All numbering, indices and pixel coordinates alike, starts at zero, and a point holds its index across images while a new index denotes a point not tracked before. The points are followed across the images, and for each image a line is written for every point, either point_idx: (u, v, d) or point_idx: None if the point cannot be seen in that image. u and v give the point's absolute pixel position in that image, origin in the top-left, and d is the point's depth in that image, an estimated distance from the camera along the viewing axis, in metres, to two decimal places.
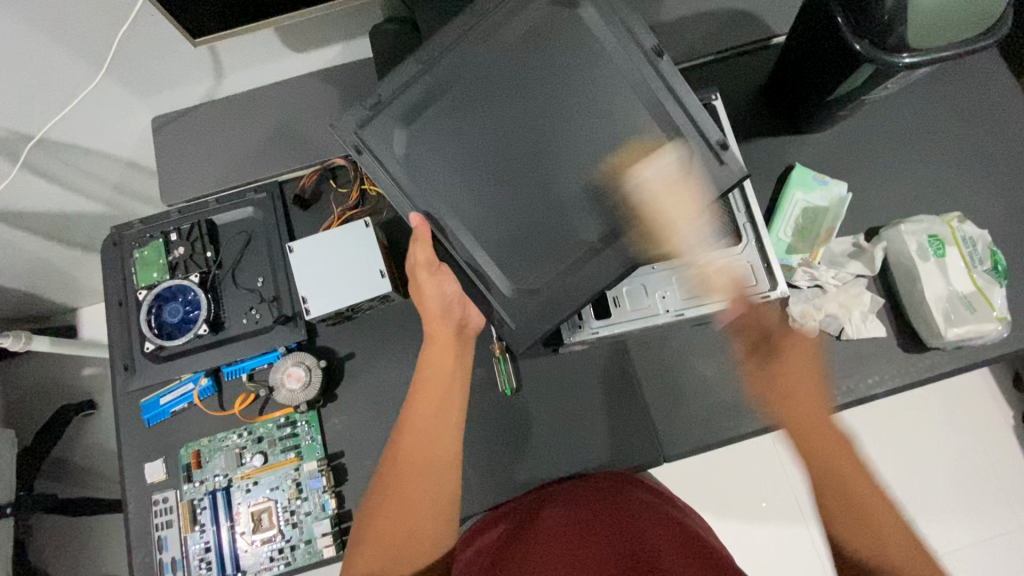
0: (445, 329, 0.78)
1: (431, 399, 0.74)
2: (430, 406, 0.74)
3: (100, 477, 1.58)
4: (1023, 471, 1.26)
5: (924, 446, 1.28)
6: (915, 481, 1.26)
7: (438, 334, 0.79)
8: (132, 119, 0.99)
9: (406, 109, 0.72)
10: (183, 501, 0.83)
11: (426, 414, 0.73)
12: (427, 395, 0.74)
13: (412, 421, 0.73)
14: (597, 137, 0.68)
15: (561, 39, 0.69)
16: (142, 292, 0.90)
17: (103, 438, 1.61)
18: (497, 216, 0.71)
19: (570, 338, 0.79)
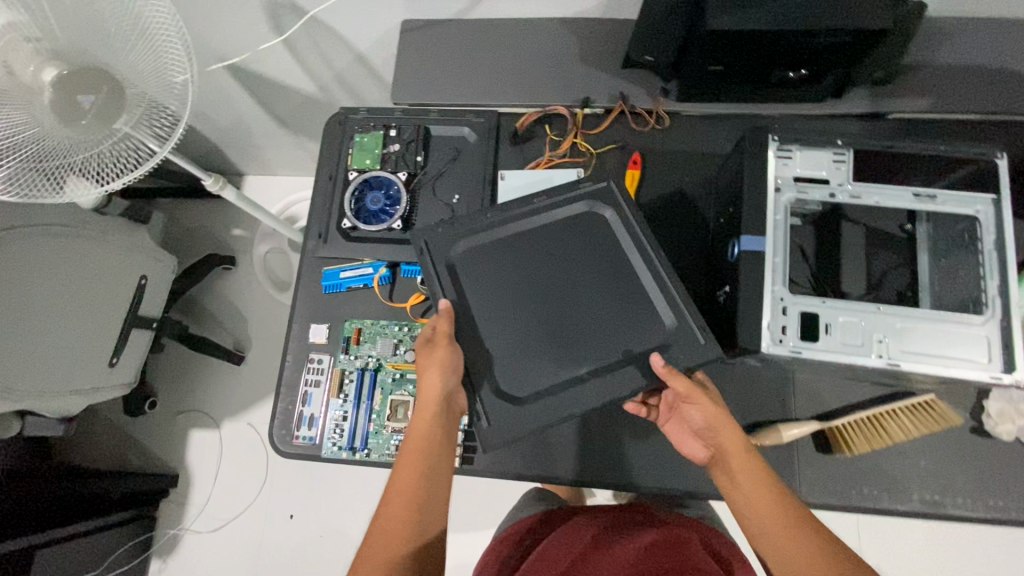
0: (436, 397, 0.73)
1: (410, 461, 0.71)
2: (409, 475, 0.71)
3: (220, 324, 1.75)
4: None
5: None
6: None
7: (424, 401, 0.74)
8: (385, 16, 1.04)
9: (458, 229, 0.81)
10: (336, 369, 0.90)
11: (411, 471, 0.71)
12: (407, 459, 0.72)
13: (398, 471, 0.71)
14: (610, 329, 0.76)
15: (597, 237, 0.81)
16: (353, 173, 0.97)
17: (233, 294, 1.77)
18: (518, 328, 0.76)
19: (767, 350, 0.69)
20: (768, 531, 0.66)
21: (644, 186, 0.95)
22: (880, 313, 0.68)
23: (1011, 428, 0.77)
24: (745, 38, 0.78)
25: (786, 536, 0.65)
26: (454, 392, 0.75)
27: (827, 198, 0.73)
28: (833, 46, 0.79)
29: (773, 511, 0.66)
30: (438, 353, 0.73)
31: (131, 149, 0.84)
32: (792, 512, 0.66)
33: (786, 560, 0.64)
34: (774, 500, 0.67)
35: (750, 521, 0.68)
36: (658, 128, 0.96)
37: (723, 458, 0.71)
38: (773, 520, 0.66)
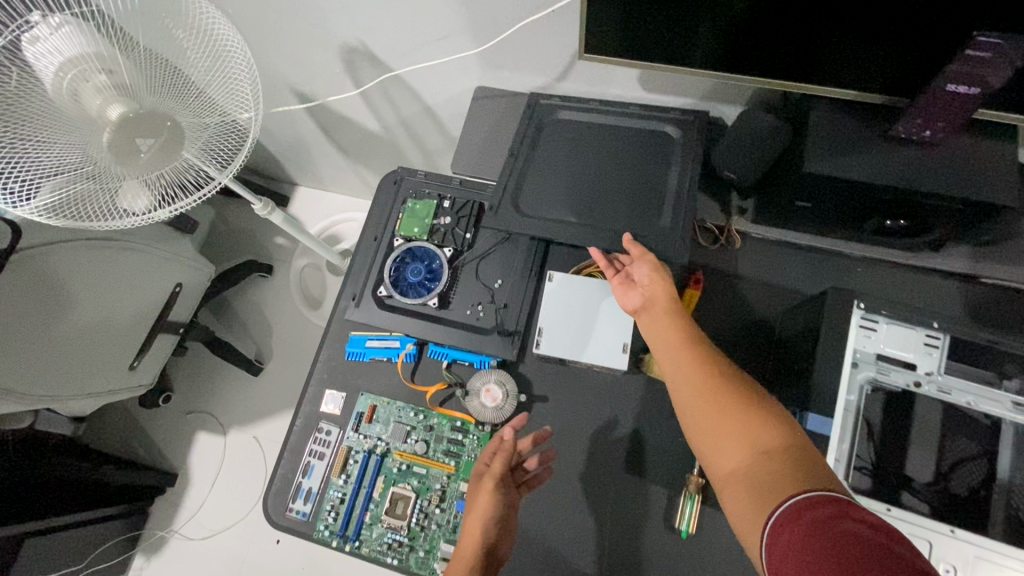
0: (473, 538, 0.72)
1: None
2: None
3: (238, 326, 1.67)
4: None
5: None
6: None
7: (466, 548, 0.72)
8: (461, 78, 1.01)
9: (569, 100, 0.94)
10: (342, 445, 0.86)
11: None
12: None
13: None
14: (611, 206, 0.85)
15: (659, 155, 0.88)
16: (397, 239, 0.94)
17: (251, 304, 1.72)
18: (565, 172, 0.89)
19: None
20: (696, 413, 0.65)
21: (701, 309, 0.87)
22: (950, 538, 0.62)
23: None
24: (841, 187, 0.72)
25: (713, 410, 0.63)
26: (495, 543, 0.74)
27: (911, 385, 0.66)
28: (943, 209, 0.70)
29: (698, 386, 0.65)
30: (484, 497, 0.74)
31: (184, 174, 0.83)
32: (709, 379, 0.65)
33: (707, 432, 0.63)
34: (697, 370, 0.66)
35: (680, 398, 0.67)
36: (726, 247, 0.89)
37: (659, 344, 0.72)
38: (707, 400, 0.64)
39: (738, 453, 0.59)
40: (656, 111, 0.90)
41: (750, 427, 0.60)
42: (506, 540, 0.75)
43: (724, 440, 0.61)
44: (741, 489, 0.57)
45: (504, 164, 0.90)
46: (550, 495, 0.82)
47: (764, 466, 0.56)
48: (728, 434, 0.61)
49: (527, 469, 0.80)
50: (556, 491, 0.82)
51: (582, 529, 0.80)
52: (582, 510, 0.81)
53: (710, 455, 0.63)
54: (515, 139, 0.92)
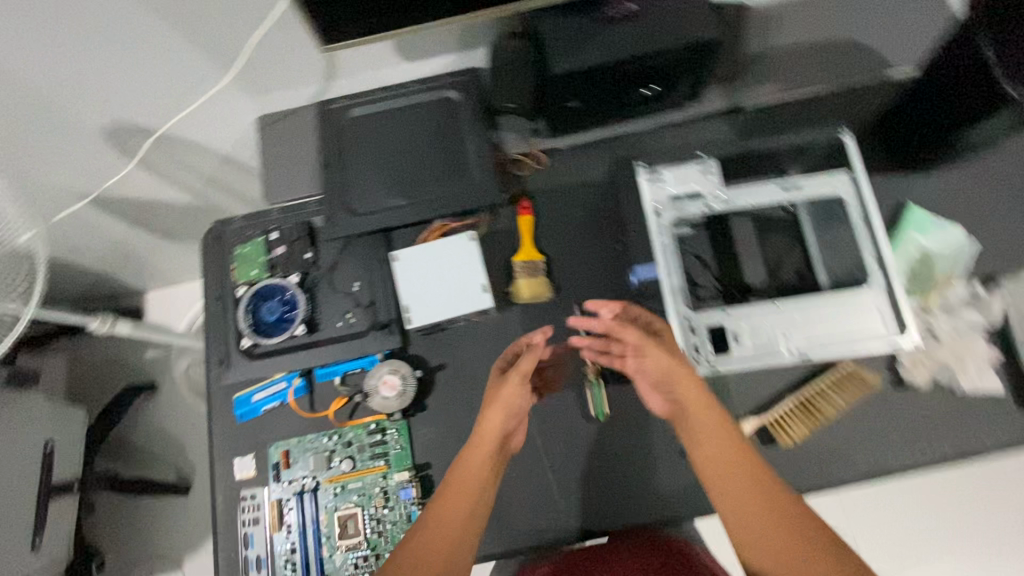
0: (495, 434, 0.75)
1: (466, 494, 0.71)
2: (456, 518, 0.70)
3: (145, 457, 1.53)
4: None
5: None
6: None
7: (486, 440, 0.74)
8: (240, 116, 1.01)
9: (356, 95, 0.99)
10: (271, 500, 0.84)
11: (463, 507, 0.70)
12: (457, 495, 0.70)
13: (447, 507, 0.70)
14: (428, 179, 0.92)
15: (450, 117, 0.96)
16: (241, 288, 0.92)
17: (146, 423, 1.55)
18: (376, 163, 0.94)
19: None
20: (734, 481, 0.67)
21: (541, 229, 0.94)
22: (780, 311, 0.82)
23: (925, 371, 0.81)
24: (589, 74, 0.81)
25: (748, 499, 0.66)
26: (508, 432, 0.78)
27: None
28: (673, 61, 0.82)
29: (732, 459, 0.68)
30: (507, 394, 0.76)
31: None
32: (760, 475, 0.67)
33: (746, 512, 0.65)
34: (730, 443, 0.69)
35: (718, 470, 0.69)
36: (538, 168, 0.96)
37: (668, 379, 0.75)
38: (739, 474, 0.67)
39: (780, 529, 0.64)
40: (433, 80, 0.97)
41: (782, 528, 0.63)
42: (515, 429, 0.80)
43: (771, 528, 0.64)
44: (785, 553, 0.62)
45: (322, 178, 0.94)
46: None
47: (820, 538, 0.63)
48: (765, 518, 0.64)
49: (542, 366, 0.86)
50: None
51: (520, 458, 0.85)
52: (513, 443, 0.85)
53: (744, 542, 0.65)
54: (322, 149, 0.95)
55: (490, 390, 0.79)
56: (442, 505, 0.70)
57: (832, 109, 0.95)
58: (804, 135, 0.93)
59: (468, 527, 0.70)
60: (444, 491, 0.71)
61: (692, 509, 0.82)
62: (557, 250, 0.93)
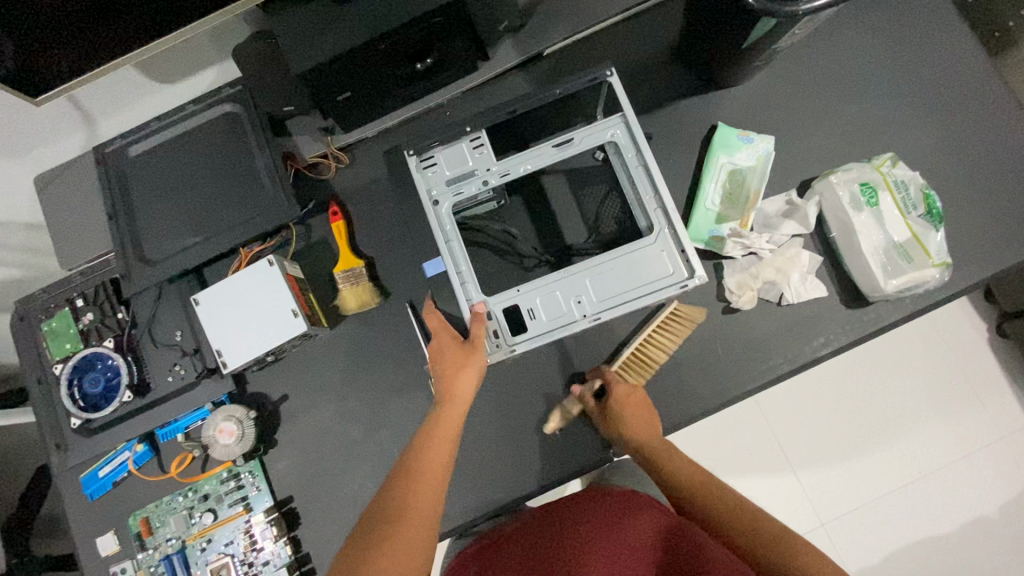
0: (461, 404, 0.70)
1: (443, 455, 0.66)
2: (437, 476, 0.64)
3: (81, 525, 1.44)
4: (1004, 403, 1.26)
5: (903, 377, 1.28)
6: (898, 415, 1.27)
7: (457, 397, 0.70)
8: (12, 184, 0.92)
9: (131, 131, 0.90)
10: (141, 569, 0.83)
11: (442, 461, 0.66)
12: (441, 444, 0.67)
13: (430, 461, 0.65)
14: (223, 207, 0.86)
15: (233, 134, 0.88)
16: (58, 366, 0.87)
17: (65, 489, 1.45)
18: (167, 201, 0.87)
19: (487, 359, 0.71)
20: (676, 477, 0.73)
21: (356, 232, 0.89)
22: (568, 277, 0.69)
23: (751, 295, 0.80)
24: (340, 63, 0.74)
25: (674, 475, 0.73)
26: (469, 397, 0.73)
27: (483, 186, 0.73)
28: (430, 28, 0.75)
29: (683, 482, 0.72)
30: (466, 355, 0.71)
31: None
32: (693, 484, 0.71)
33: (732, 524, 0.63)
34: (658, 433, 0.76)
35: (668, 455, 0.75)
36: (342, 168, 0.91)
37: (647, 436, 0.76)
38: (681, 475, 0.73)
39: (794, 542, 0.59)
40: (207, 98, 0.89)
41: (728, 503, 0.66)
42: None
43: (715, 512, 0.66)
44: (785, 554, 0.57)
45: (110, 232, 0.87)
46: (340, 467, 0.84)
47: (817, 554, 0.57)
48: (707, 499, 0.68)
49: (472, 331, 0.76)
50: (340, 459, 0.84)
51: (379, 471, 0.83)
52: (370, 458, 0.84)
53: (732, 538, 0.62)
54: (104, 201, 0.87)
55: (451, 350, 0.72)
56: (419, 460, 0.65)
57: (630, 40, 0.90)
58: (570, 84, 0.79)
59: (442, 480, 0.65)
60: (424, 443, 0.67)
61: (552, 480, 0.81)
62: (377, 251, 0.88)
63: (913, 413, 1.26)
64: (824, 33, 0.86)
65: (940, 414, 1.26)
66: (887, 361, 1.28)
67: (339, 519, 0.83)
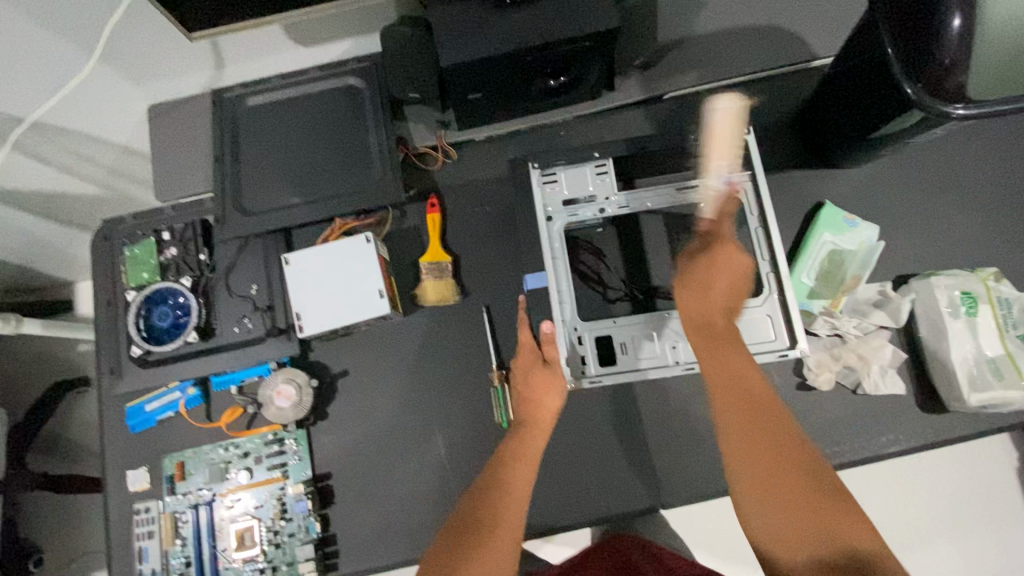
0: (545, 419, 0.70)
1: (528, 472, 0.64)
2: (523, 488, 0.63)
3: (82, 452, 1.38)
4: None
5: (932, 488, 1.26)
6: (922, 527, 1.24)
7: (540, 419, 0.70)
8: (124, 108, 0.93)
9: (253, 82, 0.91)
10: (166, 513, 0.82)
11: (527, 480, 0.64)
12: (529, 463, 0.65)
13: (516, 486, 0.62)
14: (328, 175, 0.87)
15: (353, 107, 0.89)
16: (131, 293, 0.87)
17: (77, 407, 1.41)
18: (274, 157, 0.88)
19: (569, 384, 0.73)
20: (770, 495, 0.53)
21: (449, 227, 0.90)
22: (668, 320, 0.72)
23: (829, 376, 0.79)
24: (486, 64, 0.75)
25: (785, 511, 0.52)
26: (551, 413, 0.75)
27: (598, 213, 0.79)
28: (577, 50, 0.76)
29: (761, 443, 0.56)
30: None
31: None
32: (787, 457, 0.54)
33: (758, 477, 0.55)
34: (714, 314, 0.66)
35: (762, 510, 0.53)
36: (448, 162, 0.93)
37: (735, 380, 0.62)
38: (744, 385, 0.60)
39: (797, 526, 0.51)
40: (334, 67, 0.90)
41: (822, 514, 0.50)
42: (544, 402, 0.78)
43: (833, 521, 0.50)
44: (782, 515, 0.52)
45: (213, 174, 0.88)
46: (383, 455, 0.83)
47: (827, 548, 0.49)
48: (814, 544, 0.50)
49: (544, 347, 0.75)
50: (385, 446, 0.83)
51: (422, 468, 0.82)
52: (415, 452, 0.83)
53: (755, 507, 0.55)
54: (213, 144, 0.88)
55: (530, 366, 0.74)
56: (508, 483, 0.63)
57: (753, 100, 0.91)
58: None
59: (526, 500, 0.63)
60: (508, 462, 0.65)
61: (594, 517, 0.80)
62: (465, 251, 0.89)
63: (941, 535, 1.19)
64: (947, 136, 0.87)
65: (959, 541, 1.19)
66: (920, 467, 1.22)
67: (372, 506, 0.82)
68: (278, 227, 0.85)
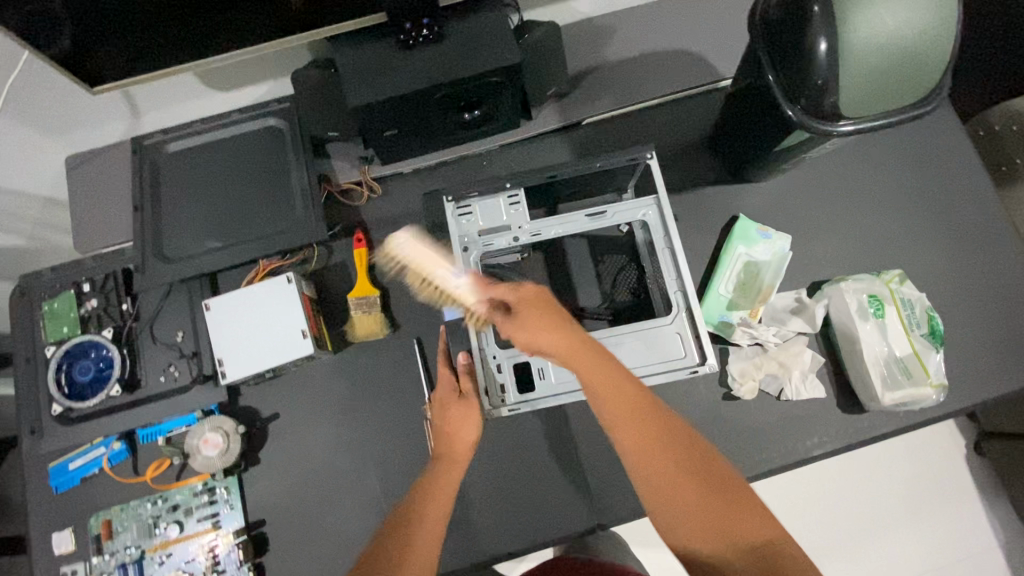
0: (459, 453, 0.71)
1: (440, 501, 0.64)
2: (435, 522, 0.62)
3: None
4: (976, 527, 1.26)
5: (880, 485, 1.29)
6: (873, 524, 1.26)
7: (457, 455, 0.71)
8: (41, 160, 0.92)
9: (172, 128, 0.91)
10: (93, 574, 0.79)
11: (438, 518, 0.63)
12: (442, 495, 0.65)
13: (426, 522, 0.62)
14: (250, 217, 0.87)
15: (274, 148, 0.89)
16: (51, 348, 0.85)
17: None
18: (195, 202, 0.88)
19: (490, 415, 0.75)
20: (669, 492, 0.53)
21: (376, 262, 0.90)
22: (585, 343, 0.74)
23: (752, 385, 0.81)
24: (395, 103, 0.77)
25: (694, 504, 0.53)
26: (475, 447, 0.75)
27: (513, 241, 0.80)
28: (484, 84, 0.78)
29: (652, 434, 0.56)
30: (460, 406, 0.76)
31: None
32: (695, 462, 0.54)
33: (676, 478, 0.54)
34: (571, 334, 0.62)
35: (676, 524, 0.53)
36: (373, 198, 0.93)
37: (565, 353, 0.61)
38: (631, 395, 0.58)
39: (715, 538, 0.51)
40: (254, 109, 0.91)
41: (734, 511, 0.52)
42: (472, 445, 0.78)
43: (738, 513, 0.52)
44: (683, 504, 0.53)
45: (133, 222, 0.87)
46: (318, 496, 0.82)
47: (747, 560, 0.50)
48: (720, 542, 0.51)
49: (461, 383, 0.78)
50: (319, 487, 0.82)
51: (358, 507, 0.82)
52: (350, 490, 0.82)
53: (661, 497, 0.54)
54: (133, 192, 0.88)
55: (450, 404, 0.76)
56: (418, 517, 0.62)
57: (667, 121, 0.94)
58: (610, 159, 0.81)
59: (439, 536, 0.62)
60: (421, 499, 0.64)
61: (532, 543, 0.80)
62: (393, 283, 0.89)
63: (889, 528, 1.22)
64: (850, 148, 0.91)
65: (907, 536, 1.21)
66: (865, 465, 1.25)
67: (308, 550, 0.80)
68: (200, 273, 0.85)
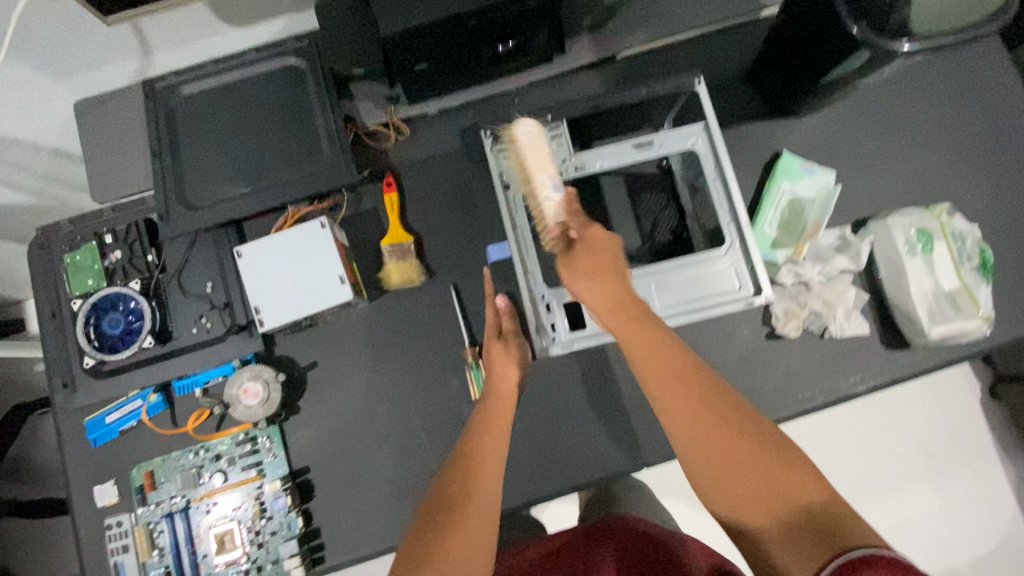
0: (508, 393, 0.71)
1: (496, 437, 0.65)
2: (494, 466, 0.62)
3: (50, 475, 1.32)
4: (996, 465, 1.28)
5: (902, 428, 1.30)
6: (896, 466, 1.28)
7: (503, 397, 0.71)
8: (49, 107, 0.87)
9: (184, 70, 0.85)
10: (139, 525, 0.79)
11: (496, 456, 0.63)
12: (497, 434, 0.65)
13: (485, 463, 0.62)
14: (275, 162, 0.83)
15: (294, 89, 0.85)
16: (76, 301, 0.82)
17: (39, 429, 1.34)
18: (216, 148, 0.84)
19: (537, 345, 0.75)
20: (704, 447, 0.52)
21: (407, 206, 0.87)
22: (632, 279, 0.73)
23: (796, 323, 0.80)
24: (430, 33, 0.72)
25: (722, 465, 0.50)
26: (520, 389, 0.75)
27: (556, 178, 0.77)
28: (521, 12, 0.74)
29: (685, 387, 0.55)
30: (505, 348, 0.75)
31: None
32: (721, 413, 0.53)
33: (711, 434, 0.52)
34: (615, 293, 0.63)
35: (710, 480, 0.51)
36: (400, 140, 0.89)
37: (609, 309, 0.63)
38: (666, 355, 0.58)
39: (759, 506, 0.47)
40: (271, 47, 0.86)
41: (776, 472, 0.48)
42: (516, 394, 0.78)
43: (773, 470, 0.48)
44: (719, 470, 0.51)
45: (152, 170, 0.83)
46: (360, 443, 0.82)
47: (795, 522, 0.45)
48: (767, 505, 0.47)
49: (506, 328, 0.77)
50: (361, 434, 0.82)
51: (401, 452, 0.81)
52: (392, 437, 0.82)
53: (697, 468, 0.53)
54: (150, 138, 0.83)
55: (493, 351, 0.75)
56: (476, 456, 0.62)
57: (705, 54, 0.90)
58: (654, 89, 0.78)
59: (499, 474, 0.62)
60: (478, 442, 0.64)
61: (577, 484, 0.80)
62: (426, 229, 0.86)
63: (911, 469, 1.24)
64: (896, 79, 0.88)
65: (930, 475, 1.23)
66: (889, 408, 1.26)
67: (354, 497, 0.80)
68: (226, 221, 0.81)
